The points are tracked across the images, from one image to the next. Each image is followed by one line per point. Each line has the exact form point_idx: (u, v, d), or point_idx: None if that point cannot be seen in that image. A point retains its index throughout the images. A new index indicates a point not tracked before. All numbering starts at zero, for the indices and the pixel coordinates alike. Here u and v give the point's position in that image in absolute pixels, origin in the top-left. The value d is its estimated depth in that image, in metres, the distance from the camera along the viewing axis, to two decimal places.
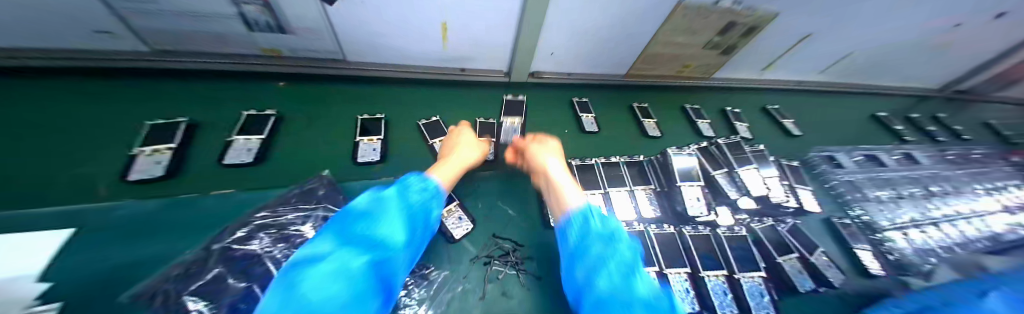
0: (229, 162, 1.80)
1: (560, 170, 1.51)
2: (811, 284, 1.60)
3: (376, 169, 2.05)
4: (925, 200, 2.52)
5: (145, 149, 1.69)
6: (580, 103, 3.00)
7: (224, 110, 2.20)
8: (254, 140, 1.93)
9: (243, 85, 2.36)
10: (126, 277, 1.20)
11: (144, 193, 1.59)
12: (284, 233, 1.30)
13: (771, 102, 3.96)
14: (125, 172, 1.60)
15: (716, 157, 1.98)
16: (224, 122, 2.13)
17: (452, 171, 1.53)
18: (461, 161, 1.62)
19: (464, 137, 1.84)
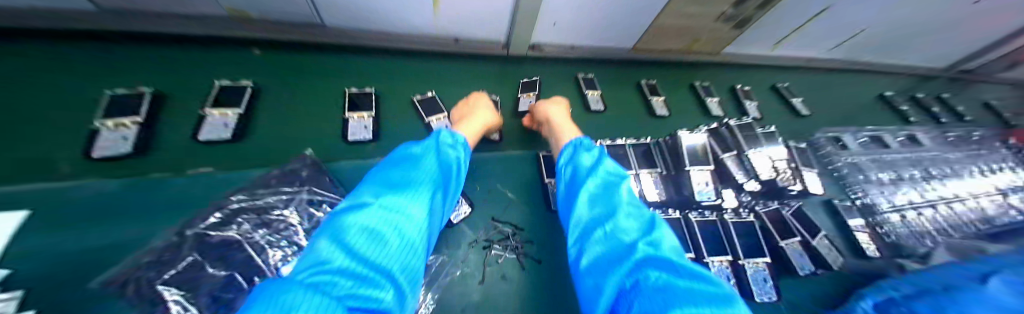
0: (205, 139, 1.63)
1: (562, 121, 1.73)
2: (811, 266, 1.64)
3: (371, 148, 1.92)
4: (924, 181, 2.50)
5: (107, 122, 1.48)
6: (586, 80, 2.79)
7: (193, 80, 1.96)
8: (231, 115, 1.74)
9: (212, 51, 2.09)
10: (99, 263, 1.09)
11: (109, 171, 1.41)
12: (265, 218, 1.16)
13: (781, 80, 3.79)
14: (86, 149, 1.41)
15: (725, 138, 1.86)
16: (195, 94, 1.91)
17: (475, 128, 1.63)
18: (484, 120, 1.71)
19: (484, 102, 1.93)
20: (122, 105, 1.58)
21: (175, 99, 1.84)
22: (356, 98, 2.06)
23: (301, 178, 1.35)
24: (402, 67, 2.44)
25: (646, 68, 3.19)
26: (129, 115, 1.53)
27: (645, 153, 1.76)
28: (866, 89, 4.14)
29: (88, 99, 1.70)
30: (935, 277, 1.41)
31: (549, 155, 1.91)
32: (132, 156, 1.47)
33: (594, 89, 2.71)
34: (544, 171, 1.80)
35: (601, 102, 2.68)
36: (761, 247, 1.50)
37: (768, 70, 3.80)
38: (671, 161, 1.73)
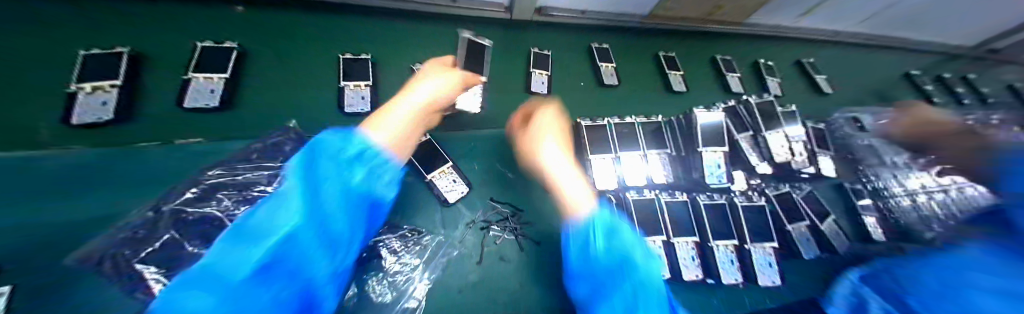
0: (190, 106, 1.52)
1: (554, 158, 1.24)
2: (816, 252, 1.63)
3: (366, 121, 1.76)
4: None
5: (84, 85, 1.39)
6: (601, 50, 2.57)
7: (172, 41, 1.79)
8: (217, 81, 1.59)
9: (189, 8, 1.91)
10: (78, 234, 1.04)
11: (94, 139, 1.36)
12: (247, 194, 1.03)
13: (803, 55, 3.52)
14: (67, 114, 1.35)
15: (742, 117, 1.70)
16: (175, 57, 1.74)
17: (406, 115, 1.04)
18: (421, 100, 1.12)
19: (434, 69, 1.29)
20: (96, 68, 1.45)
21: (155, 62, 1.70)
22: (352, 64, 1.85)
23: (284, 152, 1.23)
24: (395, 30, 2.21)
25: (662, 38, 2.91)
26: (108, 79, 1.43)
27: (654, 132, 1.64)
28: (892, 67, 3.86)
29: (64, 60, 1.57)
30: (917, 278, 1.27)
31: None
32: (116, 123, 1.41)
33: (609, 62, 2.51)
34: None
35: (616, 76, 2.49)
36: (769, 230, 1.45)
37: (790, 44, 3.51)
38: (682, 140, 1.62)
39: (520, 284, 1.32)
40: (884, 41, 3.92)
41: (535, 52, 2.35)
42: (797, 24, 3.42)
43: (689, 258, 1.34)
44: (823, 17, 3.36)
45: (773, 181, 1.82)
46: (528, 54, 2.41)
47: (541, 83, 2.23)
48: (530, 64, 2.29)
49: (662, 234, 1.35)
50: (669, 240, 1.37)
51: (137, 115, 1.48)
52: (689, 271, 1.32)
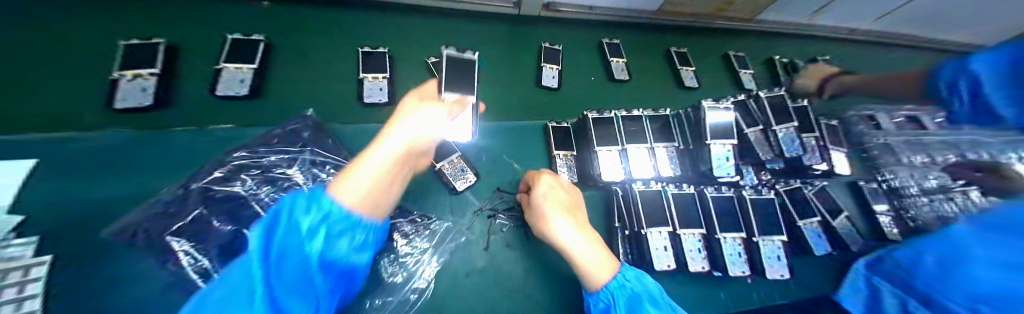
0: (223, 94, 1.60)
1: (563, 218, 0.97)
2: (827, 246, 1.58)
3: (383, 113, 1.82)
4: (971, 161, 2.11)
5: (126, 72, 1.50)
6: (612, 45, 2.59)
7: (210, 35, 1.90)
8: (246, 70, 1.67)
9: (218, 3, 2.00)
10: (117, 208, 1.13)
11: (140, 123, 1.50)
12: (270, 176, 1.12)
13: (815, 53, 3.47)
14: (109, 98, 1.46)
15: (752, 113, 1.70)
16: (210, 50, 1.85)
17: (386, 165, 0.68)
18: (408, 139, 0.73)
19: (421, 93, 0.94)
20: (136, 57, 1.56)
21: (190, 54, 1.80)
22: (371, 57, 1.91)
23: (303, 138, 1.29)
24: (407, 25, 2.26)
25: (670, 35, 2.91)
26: (145, 67, 1.53)
27: (662, 126, 1.64)
28: (906, 67, 3.79)
29: (105, 51, 1.69)
30: (919, 258, 1.18)
31: (559, 126, 1.75)
32: (154, 109, 1.52)
33: (621, 57, 2.52)
34: (551, 143, 1.68)
35: (626, 71, 2.50)
36: (778, 224, 1.43)
37: (801, 41, 3.46)
38: (689, 133, 1.63)
39: (526, 271, 1.36)
40: (898, 41, 3.85)
41: (546, 47, 2.36)
42: (810, 21, 3.36)
43: (695, 250, 1.34)
44: (838, 14, 3.30)
45: (783, 177, 1.79)
46: (535, 50, 2.44)
47: (551, 78, 2.26)
48: (541, 58, 2.32)
49: (667, 225, 1.35)
50: (675, 232, 1.37)
51: (177, 103, 1.59)
52: (695, 263, 1.32)
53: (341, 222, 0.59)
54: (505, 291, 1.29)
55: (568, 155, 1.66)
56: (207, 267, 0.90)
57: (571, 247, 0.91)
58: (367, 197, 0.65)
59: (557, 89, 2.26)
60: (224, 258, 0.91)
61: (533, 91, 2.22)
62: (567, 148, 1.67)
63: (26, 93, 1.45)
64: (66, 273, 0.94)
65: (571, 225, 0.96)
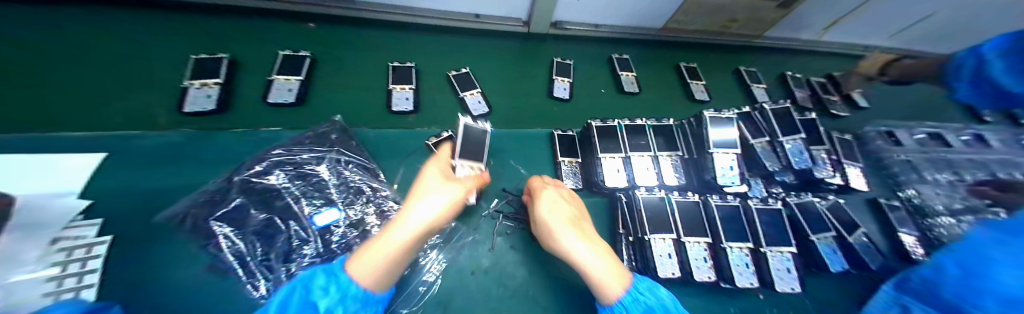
0: (274, 101, 1.81)
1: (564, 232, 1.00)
2: (844, 264, 1.53)
3: (409, 121, 1.97)
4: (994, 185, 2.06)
5: (195, 82, 1.74)
6: (621, 60, 2.69)
7: (261, 49, 2.14)
8: (293, 81, 1.91)
9: (267, 23, 2.26)
10: (168, 197, 1.27)
11: (200, 124, 1.66)
12: (301, 170, 1.26)
13: (829, 69, 3.44)
14: (180, 104, 1.66)
15: (757, 124, 1.72)
16: (263, 63, 2.08)
17: (407, 238, 0.78)
18: (428, 217, 0.84)
19: (438, 169, 1.08)
20: (201, 68, 1.82)
21: (247, 67, 2.03)
22: (400, 71, 2.12)
23: (331, 140, 1.44)
24: (426, 42, 2.45)
25: (677, 51, 3.00)
26: (211, 78, 1.78)
27: (666, 137, 1.69)
28: None
29: (174, 63, 1.96)
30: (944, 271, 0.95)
31: (564, 134, 1.82)
32: (217, 112, 1.70)
33: (630, 71, 2.63)
34: (557, 150, 1.75)
35: (636, 84, 2.59)
36: (786, 235, 1.41)
37: (811, 57, 3.46)
38: (693, 143, 1.67)
39: (530, 272, 1.39)
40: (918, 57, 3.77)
41: (558, 61, 2.53)
42: (820, 38, 3.37)
43: (701, 259, 1.34)
44: (848, 31, 3.31)
45: (794, 190, 1.77)
46: (544, 64, 2.58)
47: (562, 89, 2.39)
48: (553, 72, 2.46)
49: (671, 232, 1.36)
50: (679, 239, 1.37)
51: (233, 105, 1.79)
52: (701, 272, 1.31)
53: (355, 300, 0.66)
54: (508, 290, 1.32)
55: (573, 162, 1.72)
56: (241, 250, 1.04)
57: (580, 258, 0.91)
58: (382, 270, 0.73)
59: (568, 100, 2.36)
60: (256, 241, 1.05)
61: (542, 102, 2.33)
62: (573, 156, 1.74)
63: (107, 98, 1.69)
64: (121, 255, 1.08)
65: (578, 241, 0.95)
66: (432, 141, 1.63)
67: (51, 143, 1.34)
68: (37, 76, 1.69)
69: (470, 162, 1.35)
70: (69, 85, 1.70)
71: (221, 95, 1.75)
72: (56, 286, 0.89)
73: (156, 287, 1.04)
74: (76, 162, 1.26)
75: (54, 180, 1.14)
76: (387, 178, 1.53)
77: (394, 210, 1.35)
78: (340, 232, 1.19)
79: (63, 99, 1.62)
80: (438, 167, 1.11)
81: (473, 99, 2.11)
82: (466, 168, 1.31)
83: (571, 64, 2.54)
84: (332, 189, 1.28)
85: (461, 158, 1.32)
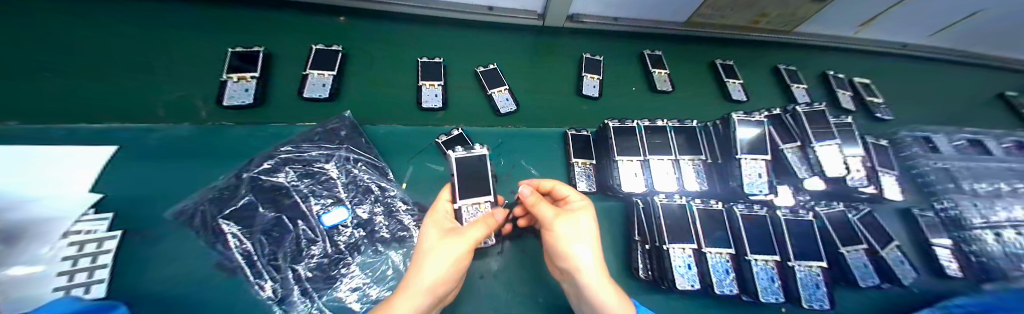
0: (308, 96, 1.78)
1: (590, 238, 0.82)
2: (876, 281, 1.44)
3: (439, 117, 1.92)
4: (996, 198, 2.02)
5: (233, 76, 1.75)
6: (653, 56, 2.59)
7: (282, 41, 2.09)
8: (327, 76, 1.87)
9: (280, 15, 2.20)
10: (172, 193, 1.26)
11: (235, 117, 1.66)
12: (309, 169, 1.24)
13: (860, 68, 3.24)
14: (220, 97, 1.67)
15: (788, 128, 1.62)
16: (297, 56, 2.05)
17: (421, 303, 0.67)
18: (441, 274, 0.72)
19: (437, 223, 0.91)
20: (242, 62, 1.83)
21: (281, 60, 2.01)
22: (428, 67, 2.06)
23: (340, 137, 1.41)
24: (441, 34, 2.37)
25: (701, 47, 2.84)
26: (249, 71, 1.78)
27: (688, 139, 1.60)
28: (970, 84, 3.42)
29: (177, 53, 1.90)
30: None
31: (578, 134, 1.75)
32: (255, 106, 1.70)
33: (662, 68, 2.51)
34: (570, 151, 1.67)
35: (669, 82, 2.48)
36: (818, 249, 1.32)
37: (842, 57, 3.27)
38: (718, 146, 1.59)
39: (533, 278, 1.34)
40: (959, 56, 3.50)
41: (588, 57, 2.43)
42: (854, 34, 3.15)
43: (723, 271, 1.27)
44: (885, 29, 3.08)
45: (822, 199, 1.67)
46: (562, 59, 2.47)
47: (592, 87, 2.30)
48: (582, 68, 2.37)
49: (692, 242, 1.29)
50: (700, 250, 1.30)
51: (269, 101, 1.77)
52: (722, 285, 1.25)
53: None
54: (513, 295, 1.29)
55: (586, 163, 1.65)
56: (249, 249, 1.00)
57: (587, 276, 0.76)
58: None
59: (597, 98, 2.27)
60: (264, 241, 1.02)
61: (557, 99, 2.22)
62: (587, 157, 1.66)
63: (109, 88, 1.65)
64: (136, 248, 1.08)
65: (595, 254, 0.79)
66: (442, 139, 1.58)
67: (61, 135, 1.33)
68: (42, 63, 1.67)
69: (474, 199, 1.17)
70: (71, 72, 1.67)
71: (258, 90, 1.74)
72: (66, 280, 0.90)
73: (162, 286, 1.03)
74: (92, 155, 1.27)
75: (62, 176, 1.14)
76: (396, 177, 1.47)
77: (403, 210, 1.31)
78: (348, 232, 1.18)
79: (66, 88, 1.59)
80: (434, 221, 0.94)
81: (501, 96, 2.04)
82: (471, 208, 1.14)
83: (601, 61, 2.46)
84: (340, 188, 1.25)
85: (462, 198, 1.14)
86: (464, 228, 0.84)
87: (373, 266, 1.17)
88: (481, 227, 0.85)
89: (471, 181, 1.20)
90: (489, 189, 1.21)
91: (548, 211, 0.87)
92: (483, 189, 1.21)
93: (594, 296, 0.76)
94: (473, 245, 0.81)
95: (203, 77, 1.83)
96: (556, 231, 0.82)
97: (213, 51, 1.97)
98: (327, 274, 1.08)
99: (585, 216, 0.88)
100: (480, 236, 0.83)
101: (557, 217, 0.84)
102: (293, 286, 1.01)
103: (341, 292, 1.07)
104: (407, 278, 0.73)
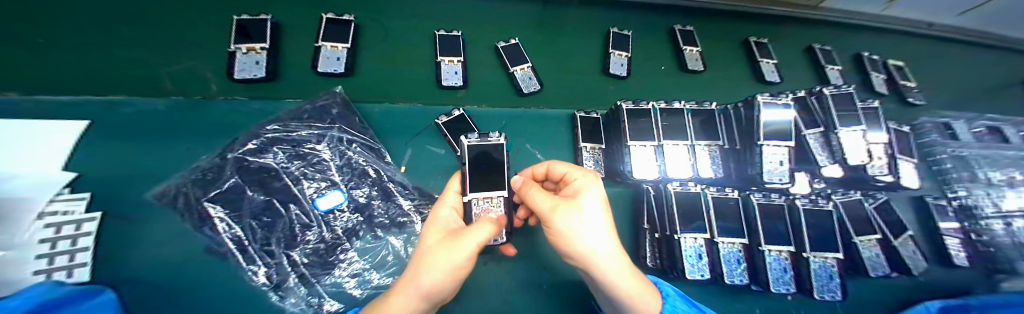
0: (323, 71, 1.63)
1: (600, 223, 0.73)
2: (886, 270, 1.43)
3: (460, 96, 1.80)
4: (1012, 187, 1.97)
5: (241, 46, 1.58)
6: (684, 32, 2.40)
7: (282, 5, 1.87)
8: (341, 49, 1.70)
9: None
10: (152, 175, 1.17)
11: (253, 92, 1.55)
12: (299, 150, 1.15)
13: (886, 50, 3.04)
14: (229, 70, 1.53)
15: (811, 110, 1.52)
16: (306, 26, 1.85)
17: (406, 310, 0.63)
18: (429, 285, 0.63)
19: (439, 222, 0.80)
20: (252, 31, 1.65)
21: (291, 30, 1.82)
22: (447, 41, 1.89)
23: (331, 115, 1.29)
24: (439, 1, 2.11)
25: (723, 23, 2.61)
26: (257, 41, 1.60)
27: (705, 122, 1.50)
28: (996, 69, 3.25)
29: (162, 27, 1.66)
30: None
31: (588, 116, 1.63)
32: (268, 80, 1.57)
33: (694, 46, 2.34)
34: (578, 134, 1.56)
35: (701, 61, 2.33)
36: (834, 240, 1.28)
37: (874, 36, 3.05)
38: (736, 131, 1.50)
39: (535, 266, 1.30)
40: (990, 38, 3.28)
41: (615, 32, 2.26)
42: (883, 11, 2.91)
43: (733, 261, 1.25)
44: (919, 6, 2.84)
45: (838, 187, 1.62)
46: (581, 34, 2.28)
47: (620, 65, 2.14)
48: (610, 44, 2.20)
49: (705, 232, 1.24)
50: (712, 239, 1.27)
51: (282, 75, 1.63)
52: (732, 274, 1.23)
53: None
54: (516, 281, 1.26)
55: (595, 148, 1.55)
56: (240, 234, 0.94)
57: (603, 263, 0.70)
58: None
59: (625, 77, 2.13)
60: (256, 226, 0.96)
61: (567, 78, 2.06)
62: (595, 141, 1.57)
63: (93, 67, 1.45)
64: (116, 232, 1.03)
65: (609, 242, 0.72)
66: (441, 120, 1.48)
67: (28, 108, 1.20)
68: (22, 33, 1.46)
69: (486, 194, 1.08)
70: (43, 49, 1.44)
71: (269, 63, 1.59)
72: (48, 263, 0.85)
73: (154, 275, 0.99)
74: (60, 129, 1.16)
75: (30, 153, 1.05)
76: (394, 160, 1.39)
77: (401, 194, 1.24)
78: (345, 217, 1.12)
79: (44, 66, 1.39)
80: (436, 219, 0.82)
81: (524, 75, 1.89)
82: (482, 203, 1.05)
83: (629, 36, 2.28)
84: (334, 171, 1.17)
85: (472, 192, 1.04)
86: (466, 230, 0.71)
87: (373, 252, 1.13)
88: (487, 227, 0.73)
89: (483, 171, 1.10)
90: (502, 184, 1.12)
91: (544, 203, 0.77)
92: (495, 184, 1.11)
93: (609, 285, 0.73)
94: (479, 246, 0.71)
95: (208, 51, 1.64)
96: (556, 227, 0.72)
97: (203, 23, 1.73)
98: (324, 260, 1.03)
99: (590, 196, 0.79)
100: (485, 236, 0.72)
101: (554, 211, 0.73)
102: (289, 272, 0.97)
103: (341, 278, 1.05)
104: (400, 285, 0.68)
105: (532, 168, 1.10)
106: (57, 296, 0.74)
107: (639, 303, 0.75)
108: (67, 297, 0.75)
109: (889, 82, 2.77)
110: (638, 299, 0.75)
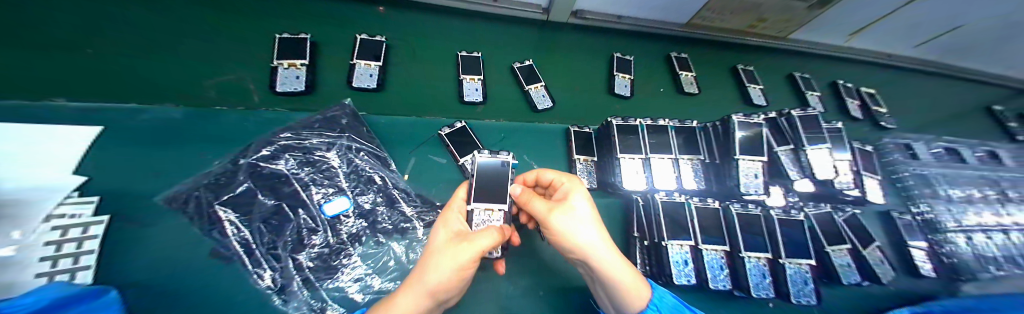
0: (358, 86, 1.74)
1: (589, 219, 0.82)
2: (857, 277, 1.53)
3: (479, 111, 1.91)
4: (970, 204, 2.19)
5: (283, 62, 1.69)
6: (679, 59, 2.63)
7: (303, 24, 2.00)
8: (374, 67, 1.82)
9: None
10: (161, 180, 1.20)
11: (290, 104, 1.63)
12: (310, 157, 1.21)
13: (852, 77, 3.35)
14: (272, 83, 1.64)
15: (782, 130, 1.68)
16: (342, 45, 1.98)
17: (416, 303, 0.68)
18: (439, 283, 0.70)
19: (447, 226, 0.87)
20: (290, 49, 1.76)
21: (325, 47, 1.93)
22: (467, 61, 2.03)
23: (341, 125, 1.37)
24: (447, 24, 2.28)
25: (707, 50, 2.86)
26: (299, 58, 1.72)
27: (687, 139, 1.64)
28: (949, 96, 3.60)
29: (182, 37, 1.74)
30: None
31: (580, 131, 1.78)
32: (306, 93, 1.66)
33: (689, 71, 2.56)
34: (572, 147, 1.69)
35: (696, 85, 2.53)
36: (807, 248, 1.38)
37: (841, 65, 3.37)
38: (716, 147, 1.64)
39: (532, 273, 1.35)
40: (940, 69, 3.67)
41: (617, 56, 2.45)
42: (846, 43, 3.25)
43: (716, 266, 1.33)
44: (876, 40, 3.19)
45: (811, 200, 1.76)
46: (577, 55, 2.45)
47: (624, 86, 2.32)
48: (613, 67, 2.38)
49: (690, 238, 1.34)
50: (696, 246, 1.35)
51: (317, 88, 1.73)
52: (715, 279, 1.31)
53: None
54: (515, 287, 1.29)
55: (588, 160, 1.67)
56: (247, 237, 0.97)
57: (593, 253, 0.79)
58: None
59: (629, 97, 2.30)
60: (264, 229, 0.99)
61: (565, 95, 2.19)
62: (588, 154, 1.69)
63: (113, 72, 1.51)
64: (121, 235, 1.04)
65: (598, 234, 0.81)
66: (443, 131, 1.59)
67: (45, 112, 1.23)
68: (45, 42, 1.52)
69: (488, 205, 1.11)
70: (64, 55, 1.50)
71: (308, 77, 1.69)
72: (51, 265, 0.86)
73: (153, 279, 0.99)
74: (74, 135, 1.19)
75: (43, 158, 1.07)
76: (398, 169, 1.45)
77: (404, 201, 1.29)
78: (350, 222, 1.16)
79: (67, 70, 1.45)
80: (441, 225, 0.89)
81: (538, 93, 2.03)
82: (483, 214, 1.08)
83: (630, 60, 2.49)
84: (342, 178, 1.23)
85: (475, 201, 1.10)
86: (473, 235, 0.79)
87: (375, 257, 1.16)
88: (490, 234, 0.80)
89: (490, 182, 1.16)
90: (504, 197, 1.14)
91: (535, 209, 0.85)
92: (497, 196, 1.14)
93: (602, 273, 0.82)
94: (481, 252, 0.78)
95: (224, 59, 1.72)
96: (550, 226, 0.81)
97: (220, 33, 1.81)
98: (328, 264, 1.07)
99: (577, 198, 0.87)
100: (487, 244, 0.78)
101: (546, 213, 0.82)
102: (293, 275, 0.98)
103: (343, 282, 1.07)
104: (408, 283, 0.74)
105: (523, 175, 1.18)
106: (64, 295, 0.74)
107: (629, 291, 0.84)
108: (75, 297, 0.77)
109: (862, 107, 3.04)
110: (628, 286, 0.84)
